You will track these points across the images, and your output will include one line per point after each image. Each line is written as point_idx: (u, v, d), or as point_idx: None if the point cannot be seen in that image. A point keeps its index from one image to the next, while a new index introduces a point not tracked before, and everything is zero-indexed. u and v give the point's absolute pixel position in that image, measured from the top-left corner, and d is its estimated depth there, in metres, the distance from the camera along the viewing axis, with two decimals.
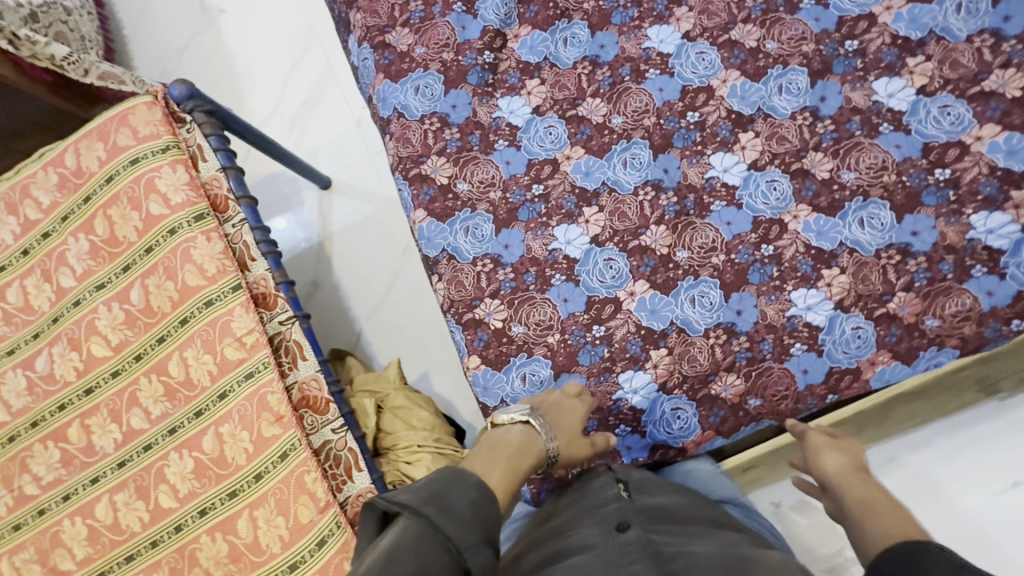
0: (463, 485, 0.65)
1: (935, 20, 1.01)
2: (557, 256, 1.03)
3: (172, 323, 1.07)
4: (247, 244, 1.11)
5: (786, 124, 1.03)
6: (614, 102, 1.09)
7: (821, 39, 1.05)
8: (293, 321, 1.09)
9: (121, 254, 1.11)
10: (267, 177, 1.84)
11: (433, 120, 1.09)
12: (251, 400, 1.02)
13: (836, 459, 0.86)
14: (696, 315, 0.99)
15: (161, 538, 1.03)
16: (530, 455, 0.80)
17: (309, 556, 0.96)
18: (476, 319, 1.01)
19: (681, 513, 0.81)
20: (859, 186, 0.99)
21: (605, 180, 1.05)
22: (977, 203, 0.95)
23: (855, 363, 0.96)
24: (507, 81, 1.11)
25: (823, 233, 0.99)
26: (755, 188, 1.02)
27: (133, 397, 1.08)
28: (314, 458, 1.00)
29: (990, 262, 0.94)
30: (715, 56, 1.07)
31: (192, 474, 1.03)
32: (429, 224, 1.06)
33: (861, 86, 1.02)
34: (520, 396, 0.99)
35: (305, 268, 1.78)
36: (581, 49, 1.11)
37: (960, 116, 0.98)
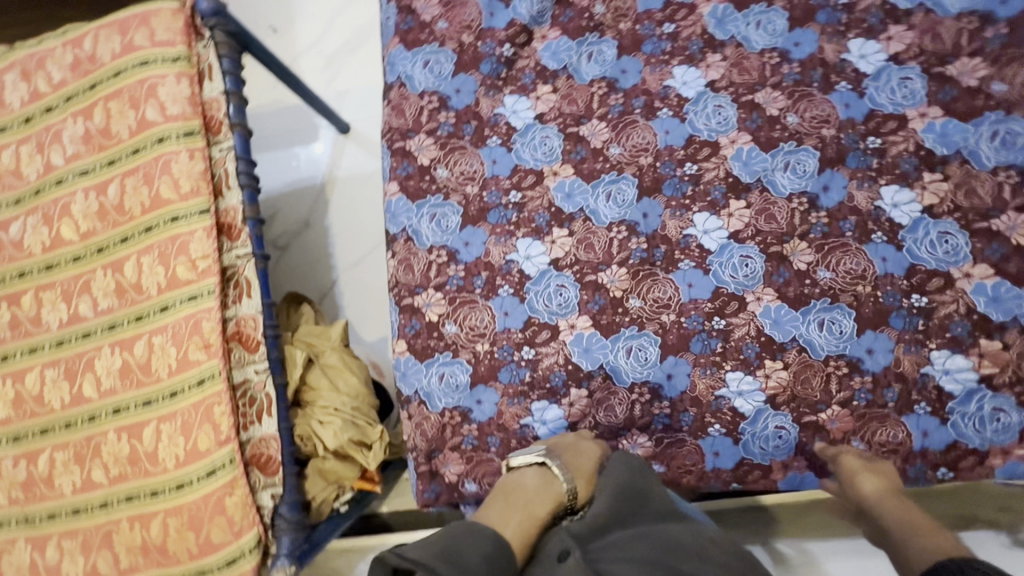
0: (478, 538, 0.69)
1: (966, 140, 0.95)
2: (512, 268, 1.01)
3: (137, 228, 1.11)
4: (228, 172, 1.11)
5: (780, 203, 0.98)
6: (617, 131, 1.04)
7: (844, 126, 0.98)
8: (249, 258, 1.10)
9: (111, 147, 1.14)
10: (291, 109, 1.84)
11: (432, 99, 1.07)
12: (187, 320, 1.05)
13: (873, 482, 0.88)
14: (627, 366, 0.97)
15: (75, 422, 1.10)
16: (547, 501, 0.81)
17: (196, 481, 1.01)
18: (414, 306, 1.02)
19: (624, 509, 0.73)
20: (831, 288, 0.94)
21: (583, 208, 1.02)
22: (944, 339, 0.90)
23: (768, 460, 0.94)
24: (520, 80, 1.07)
25: (780, 323, 0.94)
26: (727, 258, 0.97)
27: (86, 285, 1.13)
28: (228, 393, 1.03)
29: (935, 403, 0.90)
30: (732, 114, 1.01)
31: (117, 372, 1.08)
32: (398, 201, 1.06)
33: (868, 186, 0.96)
34: (434, 394, 1.00)
35: (301, 206, 1.79)
36: (602, 69, 1.06)
37: (957, 247, 0.92)
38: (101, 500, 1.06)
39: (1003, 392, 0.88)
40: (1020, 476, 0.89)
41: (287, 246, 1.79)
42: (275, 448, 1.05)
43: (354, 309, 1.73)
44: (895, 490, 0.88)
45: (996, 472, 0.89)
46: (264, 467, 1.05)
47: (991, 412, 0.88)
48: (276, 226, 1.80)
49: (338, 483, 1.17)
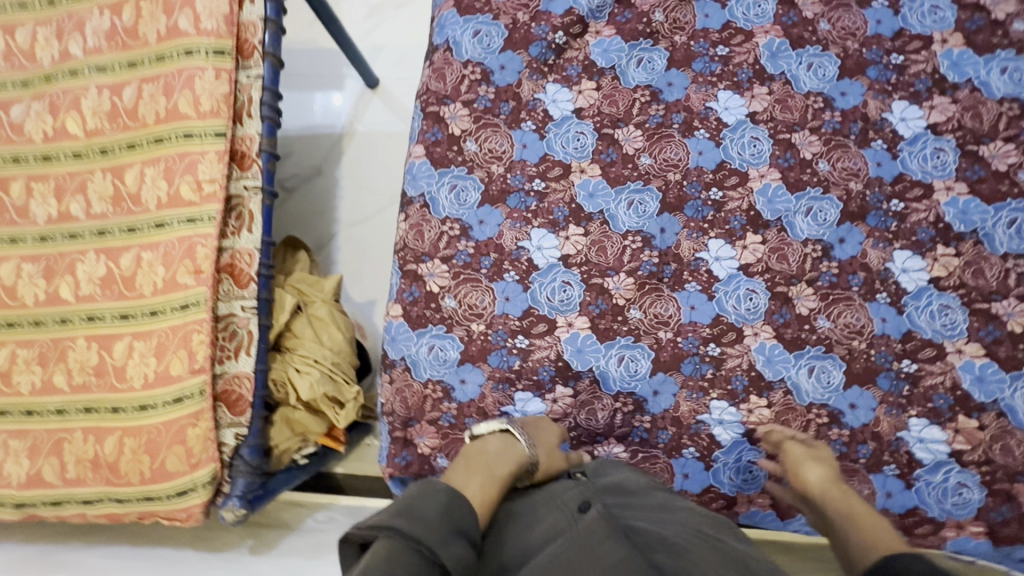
0: (433, 493, 0.66)
1: (984, 222, 0.96)
2: (521, 255, 1.00)
3: (147, 137, 1.07)
4: (252, 100, 1.08)
5: (795, 245, 0.98)
6: (651, 141, 1.03)
7: (871, 184, 0.99)
8: (257, 192, 1.07)
9: (134, 49, 1.09)
10: (323, 52, 1.79)
11: (475, 70, 1.05)
12: (181, 242, 1.02)
13: (818, 471, 0.86)
14: (616, 374, 0.97)
15: (45, 321, 1.06)
16: (508, 461, 0.79)
17: (160, 406, 0.99)
18: (417, 274, 1.01)
19: (639, 487, 0.75)
20: (828, 337, 0.95)
21: (603, 210, 1.01)
22: (924, 408, 0.93)
23: (734, 493, 0.95)
24: (566, 70, 1.05)
25: (771, 362, 0.95)
26: (733, 288, 0.98)
27: (82, 185, 1.09)
28: (209, 322, 1.00)
29: (904, 467, 0.92)
30: (767, 149, 1.01)
31: (99, 280, 1.05)
32: (421, 164, 1.04)
33: (882, 247, 0.97)
34: (421, 363, 0.99)
35: (314, 152, 1.75)
36: (649, 76, 1.04)
37: (954, 322, 0.94)
38: (57, 406, 1.03)
39: (970, 468, 0.91)
40: (969, 551, 0.90)
41: (293, 189, 1.75)
42: (247, 388, 1.03)
43: (348, 266, 1.70)
44: (838, 477, 0.86)
45: (948, 543, 0.90)
46: (232, 405, 1.02)
47: (955, 485, 0.91)
48: (286, 166, 1.76)
49: (302, 436, 1.15)
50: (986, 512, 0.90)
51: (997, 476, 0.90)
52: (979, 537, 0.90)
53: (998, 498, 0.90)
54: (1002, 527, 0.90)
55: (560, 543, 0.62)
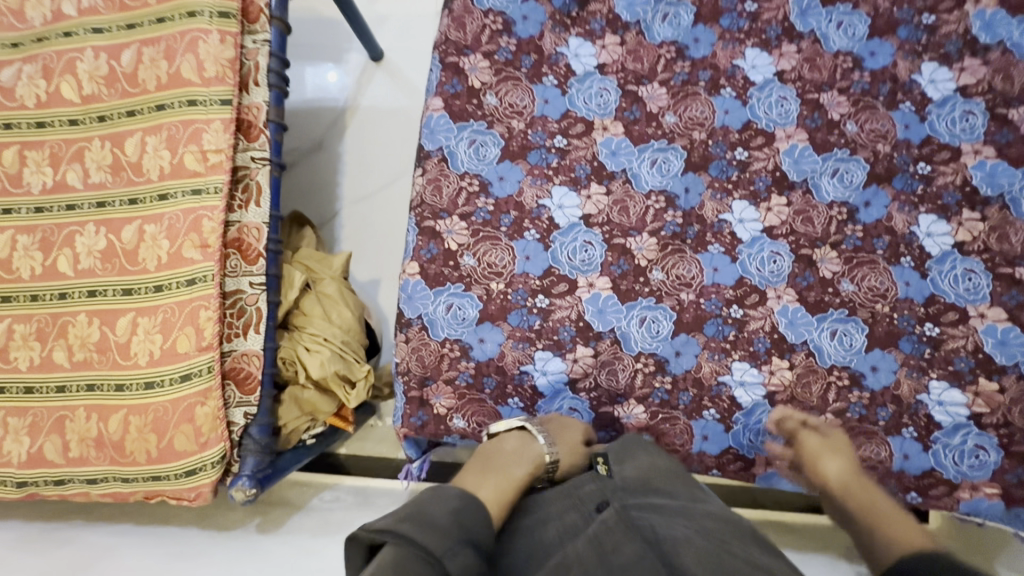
0: (444, 497, 0.65)
1: (1011, 186, 0.95)
2: (542, 214, 0.97)
3: (148, 104, 1.02)
4: (258, 67, 1.03)
5: (820, 208, 0.96)
6: (676, 100, 1.00)
7: (898, 146, 0.97)
8: (265, 163, 1.03)
9: (133, 10, 1.03)
10: (325, 21, 1.71)
11: (496, 19, 1.01)
12: (186, 215, 0.98)
13: (838, 464, 0.83)
14: (638, 335, 0.95)
15: (43, 296, 1.02)
16: (525, 462, 0.79)
17: (166, 384, 0.96)
18: (435, 231, 0.97)
19: (661, 483, 0.74)
20: (851, 301, 0.94)
21: (626, 168, 0.99)
22: (945, 371, 0.92)
23: (753, 454, 0.93)
24: (589, 24, 1.01)
25: (794, 324, 0.94)
26: (757, 251, 0.96)
27: (79, 153, 1.04)
28: (217, 299, 0.97)
29: (923, 430, 0.91)
30: (794, 109, 0.99)
31: (100, 253, 1.00)
32: (439, 117, 0.99)
33: (907, 210, 0.96)
34: (438, 322, 0.96)
35: (316, 125, 1.69)
36: (674, 32, 1.01)
37: (977, 286, 0.93)
38: (58, 383, 0.99)
39: (988, 431, 0.90)
40: (981, 512, 0.90)
41: (293, 163, 1.70)
42: (256, 365, 1.00)
43: (351, 244, 1.66)
44: (861, 472, 0.83)
45: (961, 505, 0.90)
46: (241, 383, 1.00)
47: (972, 447, 0.90)
48: (287, 141, 1.71)
49: (311, 415, 1.13)
50: (1002, 473, 0.89)
51: (1015, 439, 0.90)
52: (993, 498, 0.89)
53: (1014, 460, 0.89)
54: (1017, 489, 0.89)
55: (577, 542, 0.64)
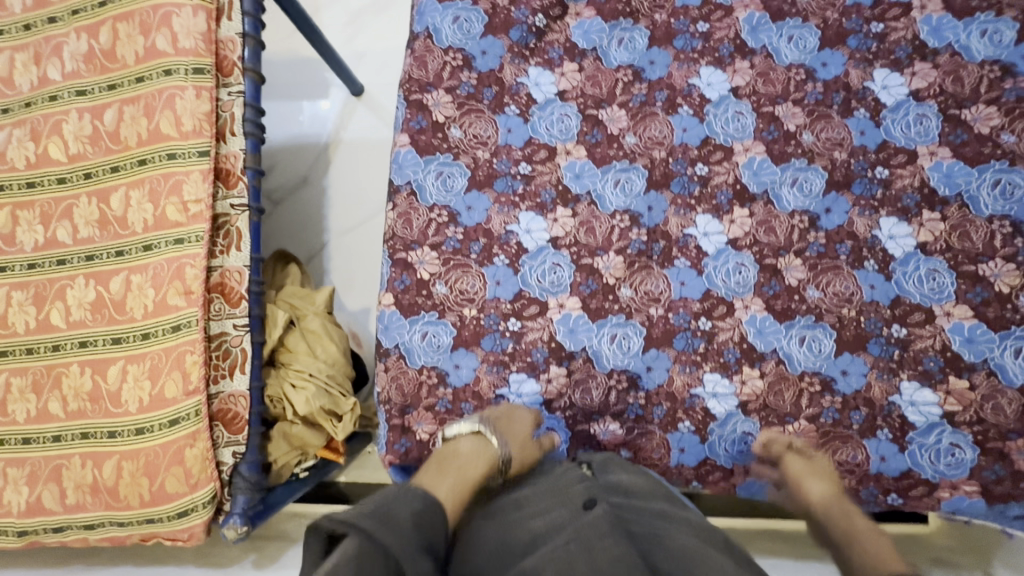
0: (408, 497, 0.67)
1: (968, 185, 0.96)
2: (511, 239, 1.00)
3: (130, 160, 1.07)
4: (234, 117, 1.07)
5: (781, 217, 0.98)
6: (635, 121, 1.03)
7: (855, 153, 0.99)
8: (244, 210, 1.07)
9: (113, 71, 1.09)
10: (305, 61, 1.78)
11: (456, 56, 1.05)
12: (170, 264, 1.02)
13: (820, 487, 0.85)
14: (609, 352, 0.97)
15: (37, 349, 1.06)
16: (480, 463, 0.81)
17: (156, 429, 0.99)
18: (407, 262, 1.00)
19: (641, 488, 0.77)
20: (818, 307, 0.95)
21: (590, 190, 1.01)
22: (915, 371, 0.92)
23: (731, 464, 0.94)
24: (548, 54, 1.05)
25: (762, 333, 0.95)
26: (722, 263, 0.98)
27: (68, 211, 1.09)
28: (201, 343, 1.00)
29: (897, 431, 0.91)
30: (750, 123, 1.01)
31: (89, 305, 1.05)
32: (407, 152, 1.03)
33: (868, 215, 0.97)
34: (415, 350, 0.98)
35: (301, 162, 1.74)
36: (630, 56, 1.04)
37: (942, 286, 0.93)
38: (55, 433, 1.03)
39: (962, 428, 0.90)
40: (963, 511, 0.89)
41: (281, 200, 1.74)
42: (243, 406, 1.03)
43: (341, 275, 1.70)
44: (844, 496, 0.84)
45: (942, 505, 0.90)
46: (229, 423, 1.03)
47: (948, 446, 0.90)
48: (273, 178, 1.75)
49: (301, 449, 1.15)
50: (979, 471, 0.89)
51: (989, 435, 0.89)
52: (974, 496, 0.89)
53: (991, 456, 0.89)
54: (996, 486, 0.89)
55: (562, 536, 0.64)
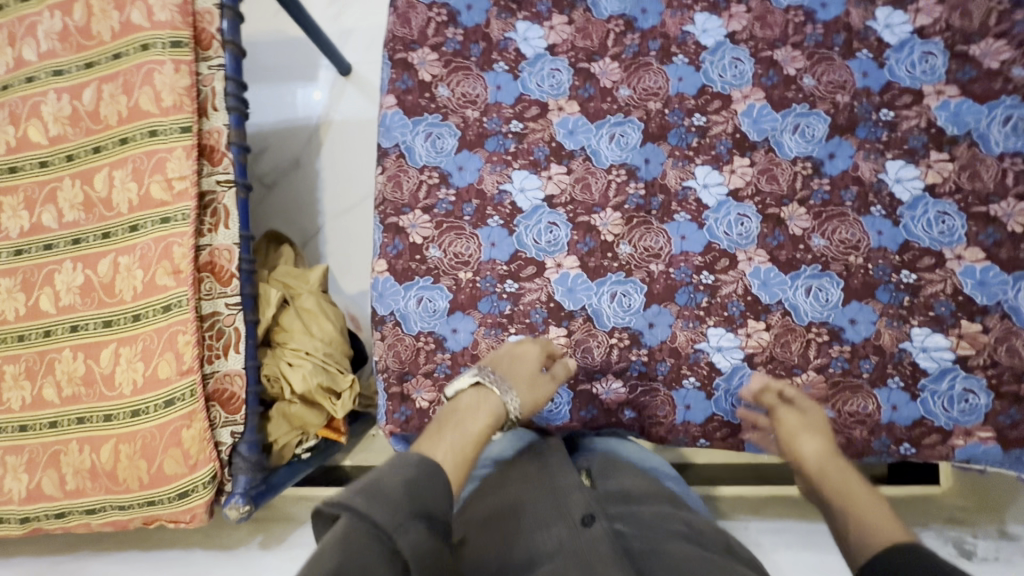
0: (401, 465, 0.59)
1: (977, 123, 0.92)
2: (504, 199, 0.97)
3: (112, 139, 1.04)
4: (215, 92, 1.04)
5: (783, 165, 0.95)
6: (629, 72, 0.99)
7: (859, 95, 0.95)
8: (230, 186, 1.04)
9: (90, 49, 1.06)
10: (291, 41, 1.73)
11: (441, 12, 1.01)
12: (157, 243, 1.00)
13: (814, 444, 0.78)
14: (610, 310, 0.94)
15: (29, 336, 1.05)
16: (481, 417, 0.72)
17: (152, 410, 0.98)
18: (399, 226, 0.98)
19: (641, 496, 0.73)
20: (824, 255, 0.92)
21: (585, 146, 0.98)
22: (926, 317, 0.89)
23: (738, 419, 0.92)
24: (535, 6, 1.01)
25: (767, 285, 0.93)
26: (723, 215, 0.95)
27: (52, 194, 1.07)
28: (194, 323, 0.99)
29: (909, 379, 0.89)
30: (749, 69, 0.98)
31: (78, 289, 1.03)
32: (394, 114, 1.00)
33: (874, 158, 0.94)
34: (410, 317, 0.96)
35: (292, 144, 1.71)
36: (621, 5, 1.01)
37: (952, 228, 0.90)
38: (51, 419, 1.02)
39: (976, 373, 0.87)
40: (978, 458, 0.87)
41: (273, 183, 1.72)
42: (239, 385, 1.01)
43: (337, 257, 1.68)
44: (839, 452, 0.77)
45: (957, 452, 0.87)
46: (225, 403, 1.01)
47: (961, 392, 0.87)
48: (264, 161, 1.72)
49: (302, 429, 1.14)
50: (994, 416, 0.87)
51: (1004, 379, 0.87)
52: (988, 442, 0.86)
53: (1006, 401, 0.86)
54: (1012, 431, 0.86)
55: (559, 558, 0.60)
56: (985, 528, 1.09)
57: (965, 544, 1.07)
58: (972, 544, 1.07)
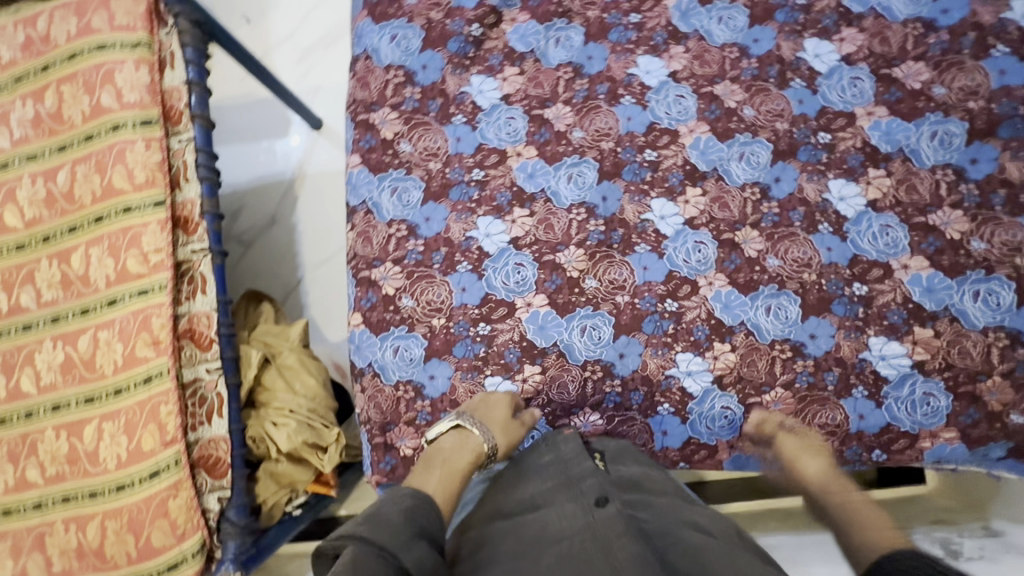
0: (399, 496, 0.69)
1: (908, 139, 0.98)
2: (471, 245, 1.01)
3: (87, 218, 1.07)
4: (186, 164, 1.08)
5: (733, 192, 1.00)
6: (581, 115, 1.05)
7: (796, 121, 1.02)
8: (205, 253, 1.06)
9: (62, 132, 1.10)
10: (261, 102, 1.79)
11: (398, 73, 1.06)
12: (136, 316, 1.02)
13: (817, 464, 0.86)
14: (581, 344, 0.97)
15: (10, 418, 1.05)
16: (465, 453, 0.84)
17: (137, 483, 0.98)
18: (371, 279, 1.01)
19: (652, 484, 0.76)
20: (779, 275, 0.97)
21: (544, 188, 1.03)
22: (881, 326, 0.93)
23: (714, 440, 0.95)
24: (488, 61, 1.07)
25: (729, 307, 0.96)
26: (681, 243, 0.99)
27: (29, 275, 1.09)
28: (176, 392, 1.00)
29: (872, 387, 0.92)
30: (692, 104, 1.04)
31: (59, 366, 1.04)
32: (359, 172, 1.04)
33: (817, 179, 0.99)
34: (388, 367, 0.98)
35: (267, 201, 1.75)
36: (568, 54, 1.07)
37: (896, 240, 0.95)
38: (35, 501, 1.01)
39: (934, 377, 0.91)
40: (947, 459, 0.91)
41: (251, 242, 1.75)
42: (224, 450, 1.02)
43: (319, 308, 1.70)
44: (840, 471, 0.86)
45: (924, 455, 0.91)
46: (211, 470, 1.02)
47: (922, 396, 0.91)
48: (242, 221, 1.76)
49: (291, 486, 1.14)
50: (956, 416, 0.90)
51: (960, 380, 0.90)
52: (954, 442, 0.90)
53: (965, 401, 0.90)
54: (974, 429, 0.90)
55: (575, 536, 0.63)
56: (970, 526, 1.12)
57: (953, 544, 1.07)
58: (958, 544, 1.07)
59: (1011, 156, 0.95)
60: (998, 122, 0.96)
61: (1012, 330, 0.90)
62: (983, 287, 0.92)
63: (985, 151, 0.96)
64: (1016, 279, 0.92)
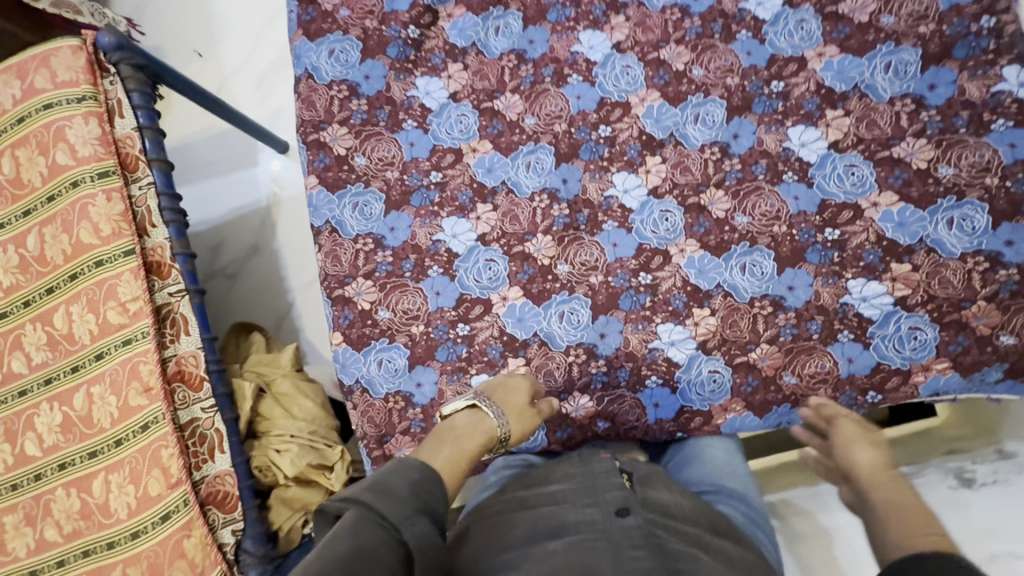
0: (405, 469, 0.63)
1: (862, 75, 0.96)
2: (439, 248, 1.01)
3: (62, 277, 1.08)
4: (150, 210, 1.08)
5: (693, 155, 0.99)
6: (530, 101, 1.04)
7: (747, 74, 1.00)
8: (183, 294, 1.07)
9: (24, 197, 1.11)
10: (223, 134, 1.78)
11: (342, 88, 1.06)
12: (124, 366, 1.03)
13: (869, 454, 0.75)
14: (561, 331, 0.97)
15: (21, 483, 1.07)
16: (477, 436, 0.74)
17: (150, 528, 1.00)
18: (346, 297, 1.01)
19: (681, 512, 0.68)
20: (749, 232, 0.96)
21: (504, 180, 1.02)
22: (858, 268, 0.92)
23: (707, 406, 0.94)
24: (430, 61, 1.06)
25: (703, 272, 0.96)
26: (648, 215, 0.98)
27: (17, 341, 1.10)
28: (175, 435, 1.01)
29: (857, 330, 0.91)
30: (640, 73, 1.02)
31: (59, 427, 1.06)
32: (318, 194, 1.04)
33: (776, 130, 0.98)
34: (375, 381, 0.99)
35: (247, 232, 1.75)
36: (509, 41, 1.05)
37: (863, 178, 0.94)
38: (57, 558, 1.04)
39: (918, 311, 0.90)
40: (942, 390, 0.89)
41: (236, 274, 1.76)
42: (231, 483, 1.05)
43: (313, 329, 1.71)
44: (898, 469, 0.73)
45: (920, 389, 0.90)
46: (221, 504, 1.04)
47: (908, 331, 0.90)
48: (225, 255, 1.77)
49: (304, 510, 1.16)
50: (945, 346, 0.89)
51: (944, 310, 0.89)
52: (946, 372, 0.89)
53: (952, 330, 0.89)
54: (965, 356, 0.89)
55: (586, 533, 0.63)
56: (984, 452, 1.09)
57: (966, 473, 1.04)
58: (971, 472, 1.04)
59: (969, 76, 0.93)
60: (951, 43, 0.94)
61: (991, 253, 0.89)
62: (956, 213, 0.90)
63: (943, 75, 0.94)
64: (989, 201, 0.90)
